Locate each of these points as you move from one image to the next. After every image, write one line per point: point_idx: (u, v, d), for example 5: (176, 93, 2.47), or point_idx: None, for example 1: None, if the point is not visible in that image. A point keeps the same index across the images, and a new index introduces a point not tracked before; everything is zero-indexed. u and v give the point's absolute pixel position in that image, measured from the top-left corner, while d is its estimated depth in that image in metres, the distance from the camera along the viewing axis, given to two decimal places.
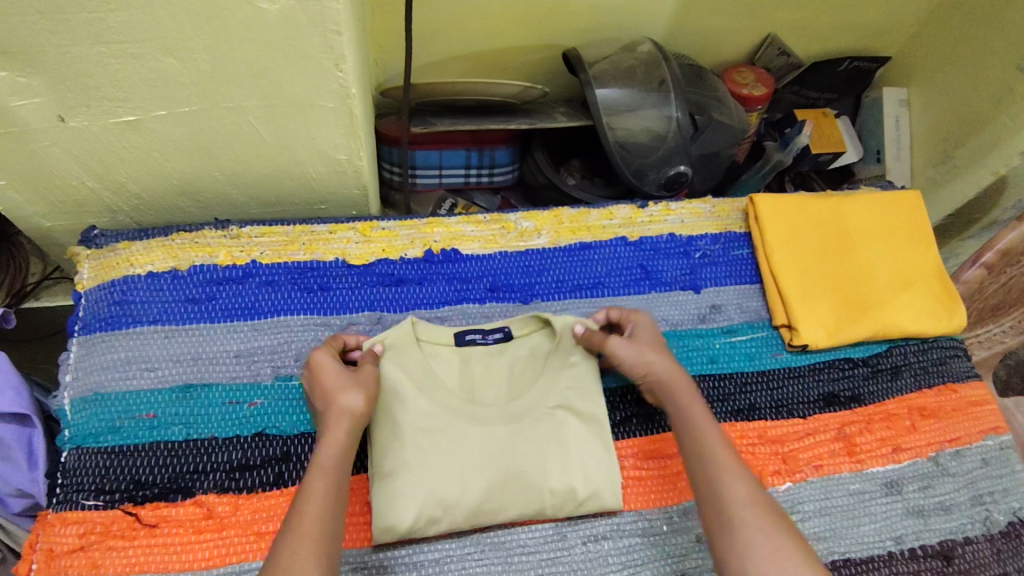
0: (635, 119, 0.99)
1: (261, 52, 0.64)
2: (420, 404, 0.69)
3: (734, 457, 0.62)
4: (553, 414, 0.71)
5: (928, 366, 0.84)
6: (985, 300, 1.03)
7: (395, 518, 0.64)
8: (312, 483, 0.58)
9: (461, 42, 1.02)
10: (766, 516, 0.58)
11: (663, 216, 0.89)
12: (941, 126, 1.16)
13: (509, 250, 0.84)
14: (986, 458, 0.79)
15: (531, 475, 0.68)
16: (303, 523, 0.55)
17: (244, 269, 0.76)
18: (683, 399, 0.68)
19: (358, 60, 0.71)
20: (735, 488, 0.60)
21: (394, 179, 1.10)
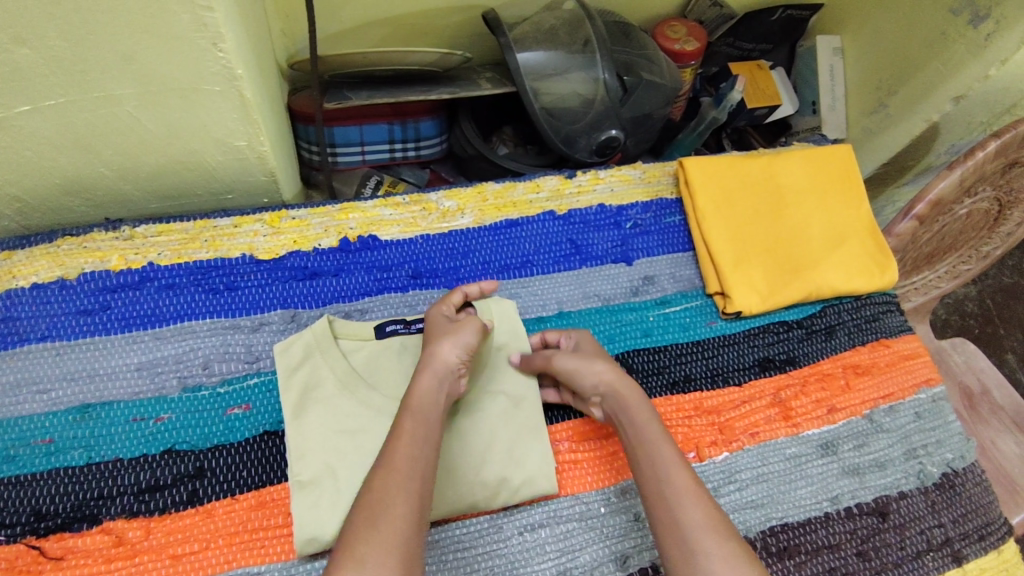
0: (562, 82, 0.94)
1: (131, 34, 0.57)
2: (346, 406, 0.66)
3: (690, 477, 0.59)
4: (480, 402, 0.70)
5: (861, 324, 0.84)
6: (920, 249, 1.04)
7: (316, 526, 0.60)
8: (403, 423, 0.58)
9: (372, 8, 0.95)
10: (725, 540, 0.54)
11: (592, 185, 0.85)
12: (875, 73, 1.14)
13: (431, 233, 0.79)
14: (919, 411, 0.79)
15: (460, 469, 0.66)
16: (393, 460, 0.55)
17: (139, 273, 0.71)
18: (637, 413, 0.64)
19: (242, 37, 0.64)
20: (692, 512, 0.56)
21: (314, 159, 1.03)
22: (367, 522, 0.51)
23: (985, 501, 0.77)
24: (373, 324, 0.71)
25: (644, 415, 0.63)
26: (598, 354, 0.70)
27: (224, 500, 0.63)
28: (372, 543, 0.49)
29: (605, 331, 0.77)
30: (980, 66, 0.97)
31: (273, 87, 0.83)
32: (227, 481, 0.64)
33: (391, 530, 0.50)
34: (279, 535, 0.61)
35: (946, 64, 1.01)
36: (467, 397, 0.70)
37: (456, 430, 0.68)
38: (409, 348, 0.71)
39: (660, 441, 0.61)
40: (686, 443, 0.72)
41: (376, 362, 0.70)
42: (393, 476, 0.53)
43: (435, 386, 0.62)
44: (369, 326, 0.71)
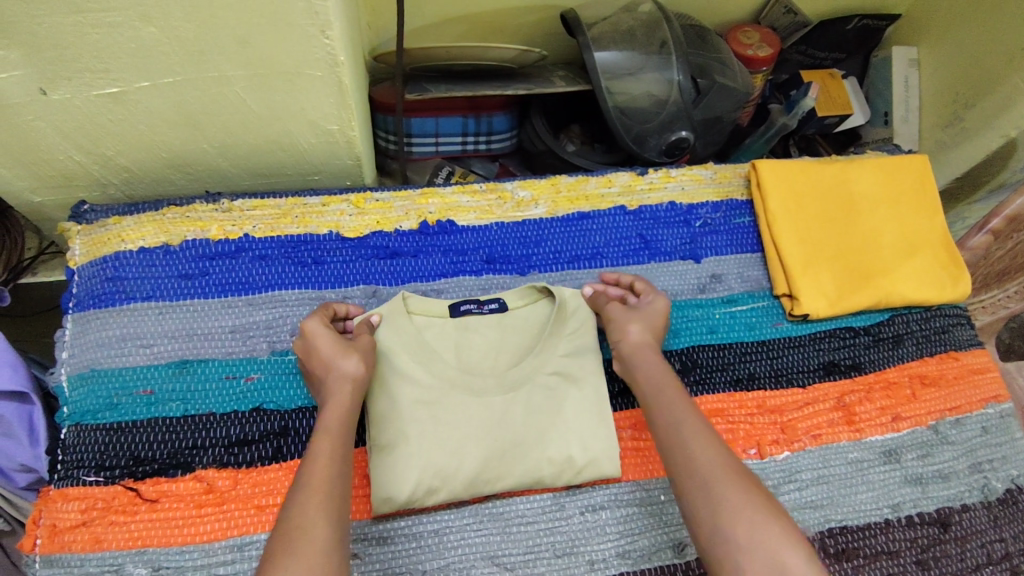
0: (636, 82, 0.96)
1: (249, 20, 0.61)
2: (419, 376, 0.69)
3: (700, 420, 0.62)
4: (549, 382, 0.71)
5: (930, 335, 0.83)
6: (991, 266, 1.02)
7: (394, 489, 0.64)
8: (317, 446, 0.57)
9: (455, 4, 0.99)
10: (735, 474, 0.57)
11: (663, 183, 0.86)
12: (952, 87, 1.13)
13: (506, 221, 0.82)
14: (985, 426, 0.78)
15: (528, 445, 0.68)
16: (313, 484, 0.54)
17: (236, 244, 0.75)
18: (648, 369, 0.68)
19: (345, 26, 0.68)
20: (704, 449, 0.59)
21: (389, 147, 1.07)
22: (285, 546, 0.50)
23: None
24: (447, 303, 0.74)
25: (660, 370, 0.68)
26: (651, 317, 0.73)
27: (306, 458, 0.67)
28: (293, 566, 0.49)
29: (672, 325, 0.79)
30: None
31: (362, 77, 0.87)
32: (310, 441, 0.68)
33: (312, 555, 0.50)
34: (359, 495, 0.66)
35: None
36: (540, 379, 0.71)
37: (526, 405, 0.70)
38: (482, 328, 0.74)
39: (675, 391, 0.65)
40: (747, 439, 0.73)
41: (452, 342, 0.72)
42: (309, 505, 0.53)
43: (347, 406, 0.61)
44: (443, 305, 0.73)
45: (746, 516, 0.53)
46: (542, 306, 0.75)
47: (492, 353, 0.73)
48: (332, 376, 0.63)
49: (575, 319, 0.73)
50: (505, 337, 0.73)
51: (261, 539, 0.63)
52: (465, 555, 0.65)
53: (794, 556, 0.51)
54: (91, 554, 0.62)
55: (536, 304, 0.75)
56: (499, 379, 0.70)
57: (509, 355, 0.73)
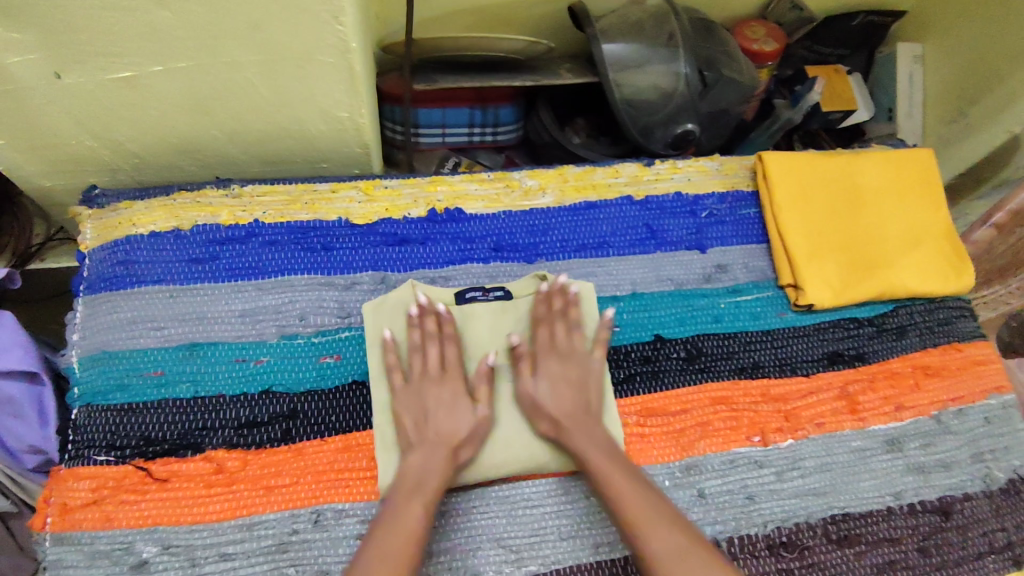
0: (642, 75, 0.97)
1: (264, 6, 0.62)
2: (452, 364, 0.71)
3: (628, 477, 0.62)
4: None
5: (934, 326, 0.83)
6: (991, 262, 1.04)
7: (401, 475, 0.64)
8: (410, 506, 0.60)
9: None
10: (677, 540, 0.58)
11: (670, 174, 0.87)
12: (957, 84, 1.15)
13: (514, 209, 0.83)
14: (988, 416, 0.79)
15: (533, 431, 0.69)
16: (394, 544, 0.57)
17: (246, 229, 0.76)
18: (579, 444, 0.66)
19: (357, 13, 0.69)
20: (662, 539, 0.58)
21: (396, 138, 1.08)
22: None
23: None
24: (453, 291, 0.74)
25: (600, 444, 0.66)
26: (563, 374, 0.70)
27: (315, 440, 0.67)
28: None
29: (677, 314, 0.79)
30: None
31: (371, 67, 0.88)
32: (318, 423, 0.68)
33: None
34: (363, 477, 0.66)
35: None
36: None
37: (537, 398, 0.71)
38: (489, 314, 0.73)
39: (618, 465, 0.64)
40: (751, 426, 0.74)
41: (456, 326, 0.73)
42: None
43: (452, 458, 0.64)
44: (449, 293, 0.74)
45: None
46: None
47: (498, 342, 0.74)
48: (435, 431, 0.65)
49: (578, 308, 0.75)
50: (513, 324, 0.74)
51: (271, 519, 0.63)
52: (471, 538, 0.65)
53: None
54: (101, 532, 0.62)
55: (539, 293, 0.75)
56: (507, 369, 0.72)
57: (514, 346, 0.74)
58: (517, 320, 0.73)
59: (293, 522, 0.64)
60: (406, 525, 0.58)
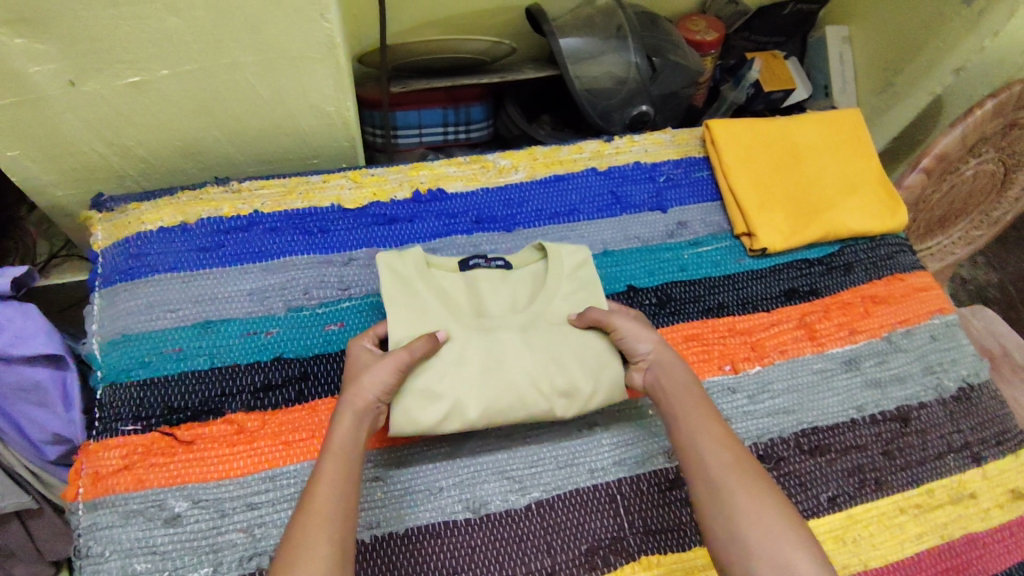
0: (598, 65, 1.07)
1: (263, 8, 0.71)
2: (446, 321, 0.73)
3: (710, 416, 0.67)
4: (558, 324, 0.76)
5: (877, 261, 0.92)
6: (934, 212, 1.20)
7: (412, 425, 0.68)
8: (322, 465, 0.61)
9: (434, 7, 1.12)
10: (747, 479, 0.62)
11: (628, 147, 0.97)
12: (882, 58, 1.28)
13: (491, 186, 0.91)
14: (934, 334, 0.87)
15: (533, 372, 0.71)
16: (313, 506, 0.58)
17: (247, 219, 0.83)
18: (666, 386, 0.71)
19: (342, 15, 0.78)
20: (722, 464, 0.63)
21: (376, 141, 1.18)
22: (287, 564, 0.54)
23: (998, 411, 0.84)
24: (457, 261, 0.81)
25: (682, 385, 0.70)
26: (640, 330, 0.74)
27: (327, 398, 0.73)
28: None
29: (646, 266, 0.87)
30: (976, 39, 1.10)
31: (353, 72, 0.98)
32: (328, 383, 0.74)
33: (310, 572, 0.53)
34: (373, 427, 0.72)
35: (945, 43, 1.14)
36: (549, 315, 0.76)
37: (576, 347, 0.74)
38: (490, 278, 0.79)
39: (694, 397, 0.69)
40: (722, 357, 0.81)
41: (461, 289, 0.78)
42: (311, 517, 0.57)
43: (353, 425, 0.64)
44: (454, 262, 0.80)
45: (755, 508, 0.59)
46: (543, 261, 0.82)
47: (500, 299, 0.78)
48: (358, 385, 0.66)
49: (570, 261, 0.80)
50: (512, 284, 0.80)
51: (292, 469, 0.69)
52: (476, 471, 0.71)
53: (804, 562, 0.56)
54: (134, 493, 0.67)
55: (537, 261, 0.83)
56: (511, 321, 0.75)
57: (515, 301, 0.78)
58: (576, 302, 0.78)
59: (312, 471, 0.69)
60: (327, 474, 0.60)
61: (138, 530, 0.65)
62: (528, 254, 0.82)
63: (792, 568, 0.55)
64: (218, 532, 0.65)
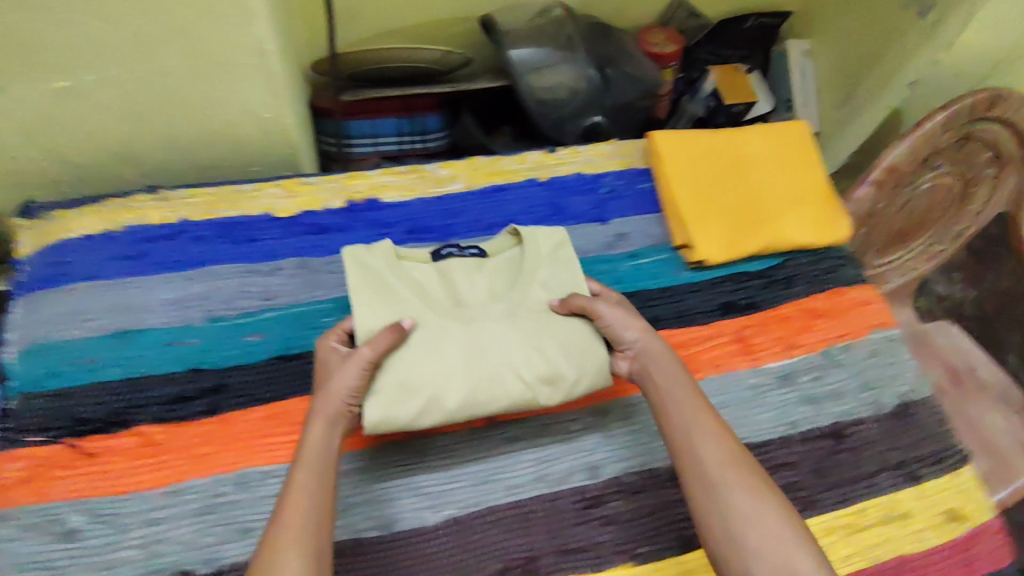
0: (550, 75, 1.05)
1: (191, 13, 0.72)
2: (422, 311, 0.71)
3: (706, 409, 0.68)
4: (539, 308, 0.75)
5: (819, 275, 0.91)
6: (891, 226, 1.18)
7: (391, 418, 0.66)
8: (294, 477, 0.59)
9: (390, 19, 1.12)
10: (743, 473, 0.63)
11: (571, 158, 0.95)
12: (841, 71, 1.27)
13: (427, 196, 0.89)
14: (873, 350, 0.86)
15: (515, 360, 0.69)
16: (287, 519, 0.57)
17: (173, 227, 0.82)
18: (661, 376, 0.71)
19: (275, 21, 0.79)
20: (719, 457, 0.64)
21: (331, 150, 1.17)
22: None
23: (937, 429, 0.82)
24: (429, 252, 0.80)
25: (676, 377, 0.70)
26: (625, 316, 0.74)
27: (240, 410, 0.72)
28: None
29: None
30: (931, 50, 1.08)
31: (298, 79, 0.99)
32: (242, 395, 0.73)
33: None
34: (285, 440, 0.71)
35: (903, 52, 1.13)
36: (527, 302, 0.75)
37: (559, 334, 0.72)
38: (463, 266, 0.77)
39: (687, 391, 0.69)
40: None
41: (436, 279, 0.76)
42: (286, 532, 0.56)
43: (324, 434, 0.63)
44: (425, 253, 0.79)
45: (751, 503, 0.61)
46: (520, 246, 0.80)
47: (477, 288, 0.77)
48: (328, 389, 0.65)
49: (547, 243, 0.79)
50: (489, 271, 0.79)
51: (197, 483, 0.68)
52: (389, 487, 0.69)
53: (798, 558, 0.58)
54: (32, 506, 0.65)
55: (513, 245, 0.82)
56: (489, 308, 0.73)
57: (493, 289, 0.77)
58: (557, 285, 0.77)
59: (218, 485, 0.68)
60: (304, 484, 0.59)
61: (33, 544, 0.63)
62: (503, 239, 0.82)
63: (792, 569, 0.57)
64: (115, 548, 0.64)
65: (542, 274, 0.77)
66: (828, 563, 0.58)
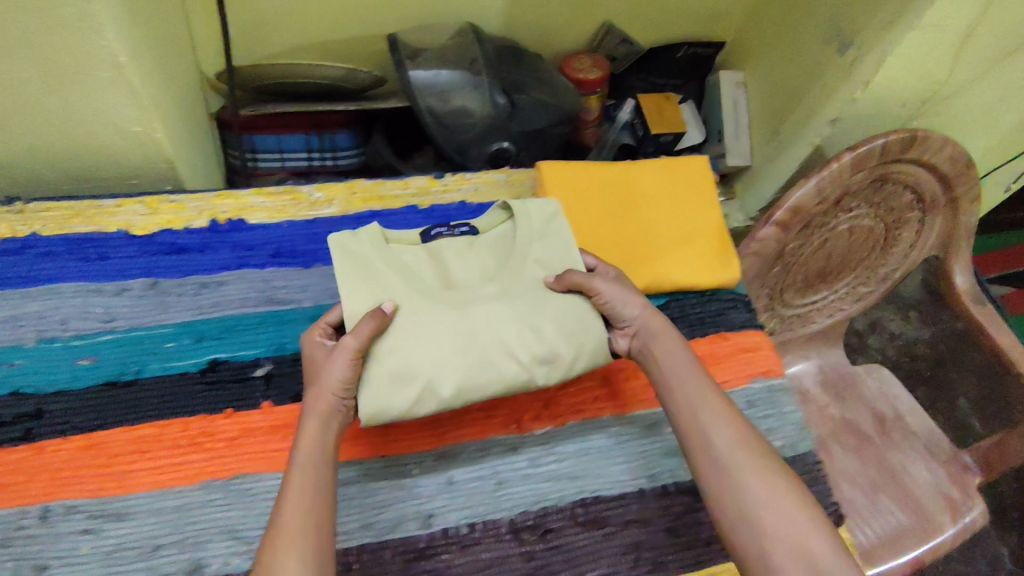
0: (452, 98, 1.01)
1: (33, 19, 0.68)
2: (410, 292, 0.69)
3: (712, 391, 0.69)
4: (533, 287, 0.73)
5: (705, 318, 0.87)
6: (810, 267, 1.15)
7: (388, 401, 0.64)
8: (289, 479, 0.59)
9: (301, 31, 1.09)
10: (755, 455, 0.63)
11: (457, 185, 0.92)
12: (770, 105, 1.24)
13: (297, 220, 0.86)
14: (750, 400, 0.82)
15: (509, 344, 0.68)
16: (282, 523, 0.56)
17: (21, 241, 0.78)
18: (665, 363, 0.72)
19: (130, 31, 0.75)
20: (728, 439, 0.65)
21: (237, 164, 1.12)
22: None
23: (811, 487, 0.78)
24: (417, 232, 0.76)
25: (680, 361, 0.71)
26: (621, 294, 0.74)
27: (55, 439, 0.68)
28: None
29: None
30: (849, 87, 1.04)
31: (186, 93, 0.96)
32: (62, 422, 0.69)
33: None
34: (99, 472, 0.67)
35: (824, 89, 1.09)
36: (523, 281, 0.73)
37: (553, 316, 0.71)
38: (454, 248, 0.75)
39: (693, 373, 0.70)
40: (508, 415, 0.76)
41: (425, 259, 0.74)
42: (285, 530, 0.56)
43: (319, 429, 0.63)
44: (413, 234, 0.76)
45: (766, 486, 0.61)
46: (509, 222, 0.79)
47: (468, 268, 0.75)
48: (318, 386, 0.65)
49: (538, 218, 0.77)
50: (482, 252, 0.76)
51: None
52: (203, 530, 0.66)
53: (816, 538, 0.58)
54: None
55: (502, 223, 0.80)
56: (481, 289, 0.72)
57: (486, 269, 0.75)
58: (550, 260, 0.76)
59: (18, 519, 0.64)
60: (302, 481, 0.59)
61: None
62: (495, 216, 0.79)
63: (812, 549, 0.58)
64: None
65: (536, 249, 0.76)
66: (842, 542, 0.58)
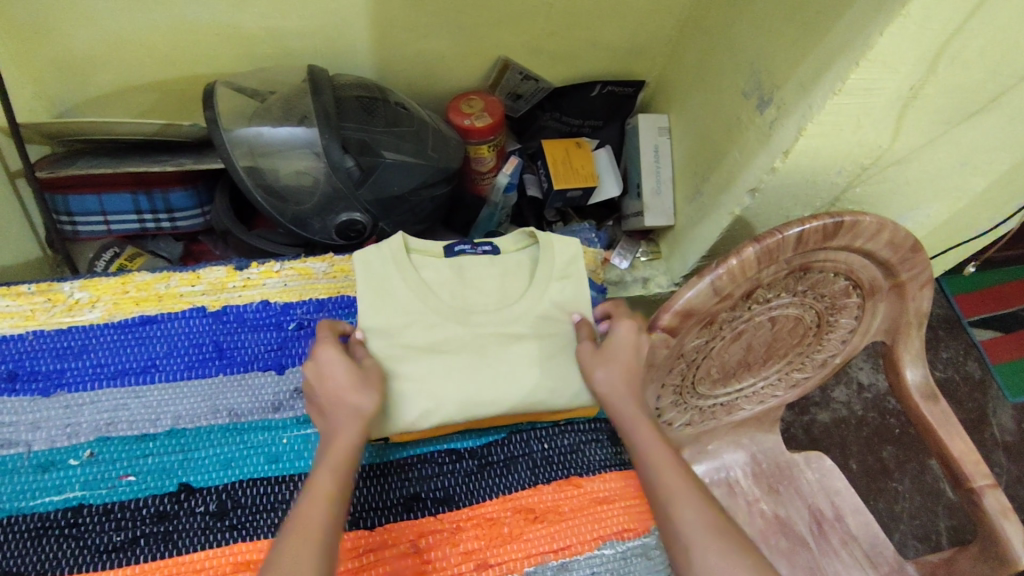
0: (284, 161, 0.84)
1: None
2: (426, 308, 0.71)
3: (674, 468, 0.64)
4: (543, 322, 0.75)
5: (553, 457, 0.73)
6: (727, 360, 0.97)
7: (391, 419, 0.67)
8: (316, 479, 0.55)
9: (125, 75, 0.90)
10: (720, 539, 0.59)
11: (260, 280, 0.76)
12: (693, 158, 1.05)
13: (47, 328, 0.70)
14: (594, 572, 0.67)
15: (509, 375, 0.71)
16: (304, 526, 0.52)
17: None
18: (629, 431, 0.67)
19: None
20: (690, 520, 0.60)
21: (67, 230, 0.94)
22: None
23: None
24: (441, 245, 0.76)
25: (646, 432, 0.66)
26: (623, 344, 0.70)
27: None
28: None
29: (221, 455, 0.66)
30: (767, 156, 0.85)
31: None
32: None
33: None
34: None
35: (742, 152, 0.90)
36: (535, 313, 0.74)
37: (560, 350, 0.74)
38: (475, 265, 0.76)
39: (656, 445, 0.65)
40: None
41: (445, 275, 0.74)
42: (306, 534, 0.51)
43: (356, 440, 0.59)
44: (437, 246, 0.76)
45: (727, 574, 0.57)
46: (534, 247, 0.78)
47: (483, 288, 0.75)
48: (350, 392, 0.61)
49: (562, 257, 0.77)
50: (502, 272, 0.76)
51: None
52: None
53: None
54: None
55: (524, 248, 0.79)
56: (495, 316, 0.73)
57: (498, 292, 0.75)
58: (569, 300, 0.76)
59: None
60: (322, 488, 0.55)
61: None
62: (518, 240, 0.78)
63: None
64: None
65: (553, 289, 0.75)
66: None
